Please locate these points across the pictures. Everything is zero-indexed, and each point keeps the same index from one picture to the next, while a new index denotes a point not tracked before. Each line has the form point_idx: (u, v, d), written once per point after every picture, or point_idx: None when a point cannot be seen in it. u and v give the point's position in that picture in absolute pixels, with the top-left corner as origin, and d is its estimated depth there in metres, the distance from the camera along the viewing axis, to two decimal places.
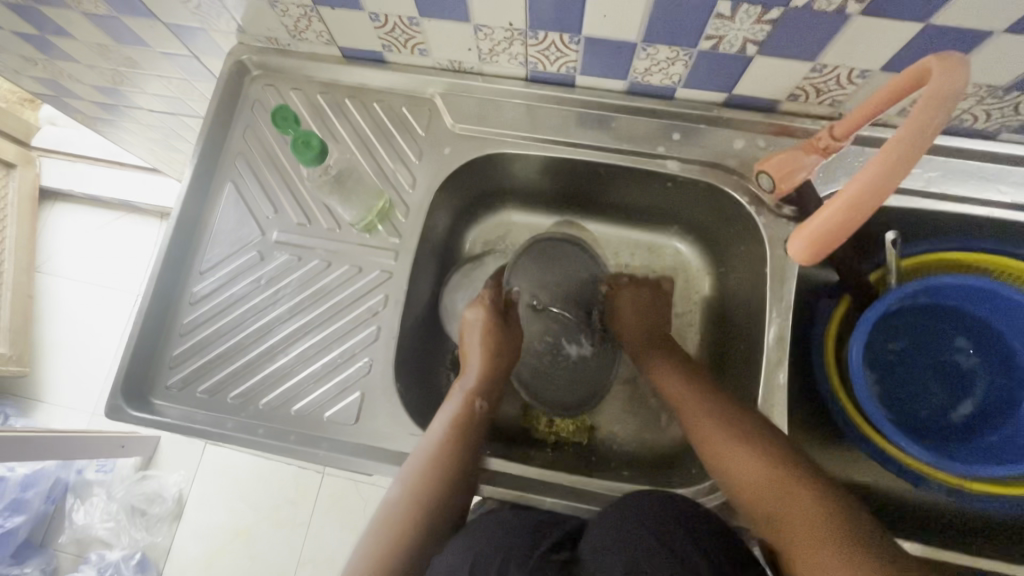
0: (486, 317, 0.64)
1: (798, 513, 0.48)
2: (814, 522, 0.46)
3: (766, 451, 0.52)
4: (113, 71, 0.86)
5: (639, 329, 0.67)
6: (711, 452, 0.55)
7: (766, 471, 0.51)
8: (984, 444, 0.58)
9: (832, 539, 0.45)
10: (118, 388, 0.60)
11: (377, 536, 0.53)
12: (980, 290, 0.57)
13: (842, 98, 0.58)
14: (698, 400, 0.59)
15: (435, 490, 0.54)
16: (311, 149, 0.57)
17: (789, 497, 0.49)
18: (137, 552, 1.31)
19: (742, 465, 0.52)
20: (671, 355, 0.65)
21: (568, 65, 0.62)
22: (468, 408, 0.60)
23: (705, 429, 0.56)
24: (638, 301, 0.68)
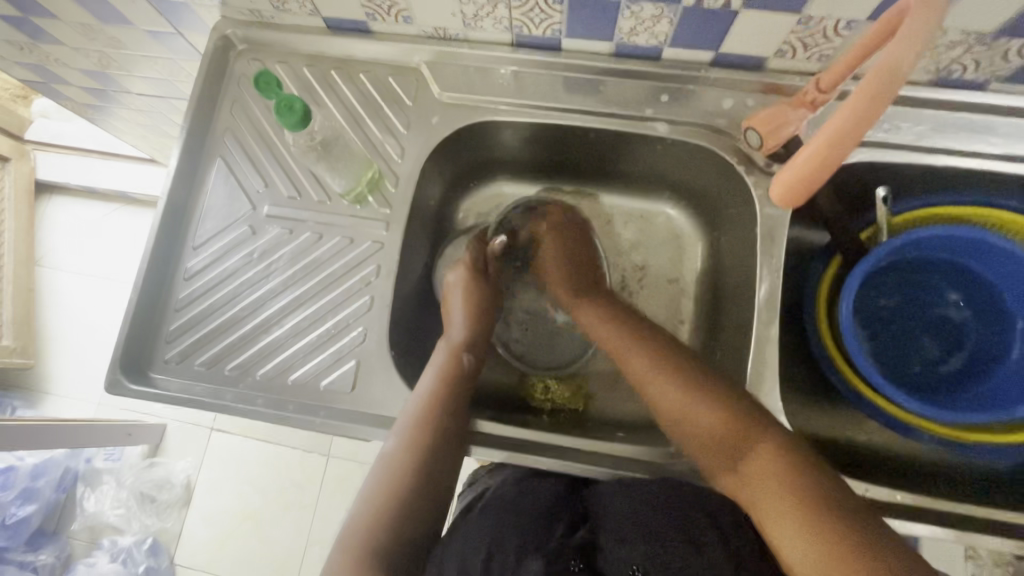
0: (468, 276, 0.68)
1: (755, 466, 0.48)
2: (769, 473, 0.47)
3: (725, 411, 0.52)
4: (100, 54, 0.85)
5: (566, 262, 0.71)
6: (668, 411, 0.55)
7: (720, 420, 0.51)
8: (973, 394, 0.59)
9: (789, 495, 0.45)
10: (116, 362, 0.61)
11: (374, 486, 0.55)
12: (972, 240, 0.57)
13: (829, 53, 0.58)
14: (654, 352, 0.59)
15: (430, 446, 0.56)
16: (294, 112, 0.57)
17: (746, 449, 0.49)
18: (148, 536, 1.34)
19: (696, 415, 0.53)
20: (607, 298, 0.68)
21: (553, 28, 0.61)
22: (456, 360, 0.62)
23: (660, 386, 0.56)
24: (561, 232, 0.72)
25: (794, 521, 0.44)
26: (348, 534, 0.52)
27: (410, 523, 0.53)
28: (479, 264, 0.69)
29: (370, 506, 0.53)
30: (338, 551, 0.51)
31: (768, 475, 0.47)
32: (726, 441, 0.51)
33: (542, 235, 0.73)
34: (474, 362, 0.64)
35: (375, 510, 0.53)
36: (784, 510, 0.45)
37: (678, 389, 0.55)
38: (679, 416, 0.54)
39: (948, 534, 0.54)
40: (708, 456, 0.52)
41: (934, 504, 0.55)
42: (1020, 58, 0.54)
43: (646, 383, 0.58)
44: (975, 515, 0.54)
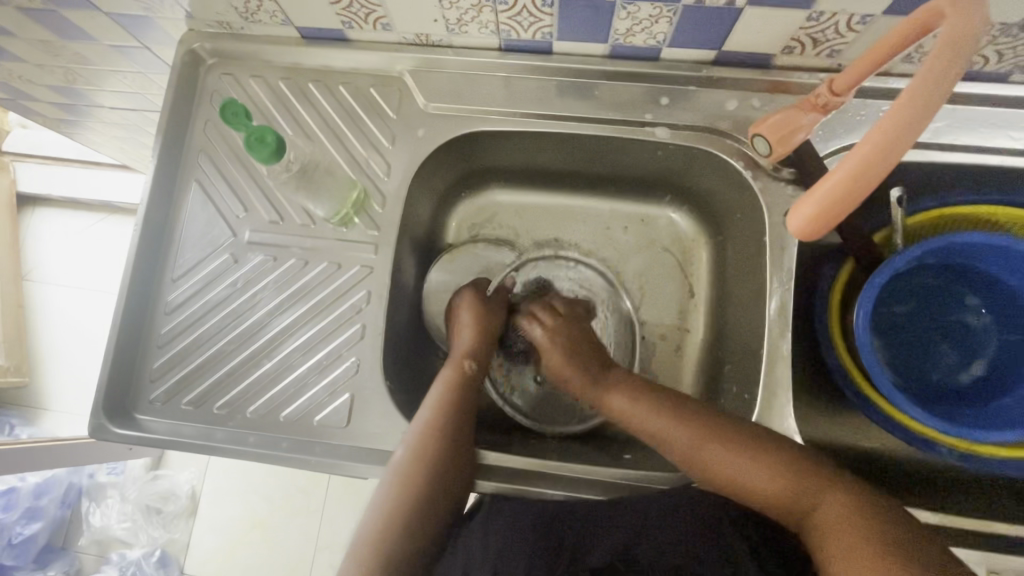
0: (471, 298, 0.66)
1: (823, 512, 0.45)
2: (841, 518, 0.44)
3: (763, 454, 0.49)
4: (65, 69, 0.80)
5: (570, 359, 0.62)
6: (711, 471, 0.51)
7: (778, 475, 0.48)
8: (998, 406, 0.56)
9: (859, 531, 0.43)
10: (100, 407, 0.58)
11: (385, 493, 0.53)
12: (998, 246, 0.53)
13: (841, 48, 0.54)
14: (684, 420, 0.53)
15: (447, 455, 0.54)
16: (267, 144, 0.54)
17: (809, 497, 0.47)
18: (156, 549, 1.31)
19: (744, 475, 0.49)
20: (624, 377, 0.60)
21: (543, 31, 0.57)
22: (461, 370, 0.62)
23: (703, 452, 0.51)
24: (560, 338, 0.64)
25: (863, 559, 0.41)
26: (360, 542, 0.51)
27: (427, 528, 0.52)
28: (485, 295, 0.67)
29: (382, 510, 0.52)
30: (350, 558, 0.50)
31: (832, 516, 0.45)
32: (778, 491, 0.48)
33: (541, 344, 0.65)
34: (479, 371, 0.63)
35: (389, 514, 0.51)
36: (858, 552, 0.42)
37: (721, 451, 0.51)
38: (726, 475, 0.50)
39: (970, 552, 0.53)
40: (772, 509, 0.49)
41: (954, 522, 0.53)
42: None
43: (689, 458, 0.52)
44: (996, 532, 0.53)
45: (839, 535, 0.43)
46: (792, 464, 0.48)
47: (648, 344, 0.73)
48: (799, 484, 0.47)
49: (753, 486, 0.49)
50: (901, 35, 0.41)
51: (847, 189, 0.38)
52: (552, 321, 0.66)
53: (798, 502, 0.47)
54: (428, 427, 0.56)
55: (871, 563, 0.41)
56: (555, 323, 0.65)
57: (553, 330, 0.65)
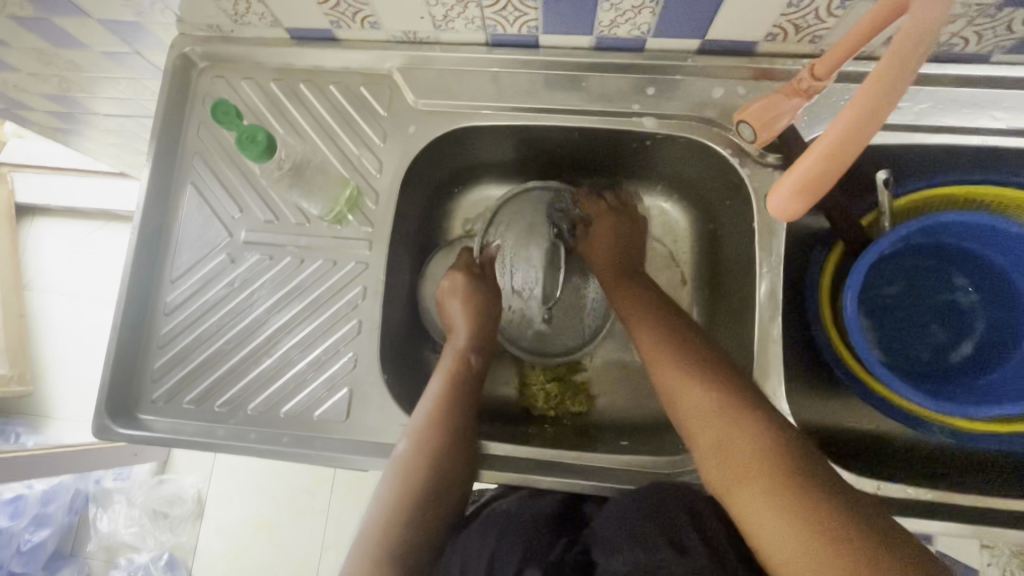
0: (463, 280, 0.66)
1: (739, 445, 0.45)
2: (754, 451, 0.44)
3: (712, 382, 0.51)
4: (59, 78, 0.81)
5: (614, 256, 0.68)
6: (664, 385, 0.54)
7: (718, 406, 0.49)
8: (988, 383, 0.57)
9: (769, 466, 0.43)
10: (103, 407, 0.59)
11: (387, 488, 0.54)
12: (980, 226, 0.54)
13: (823, 33, 0.54)
14: (656, 338, 0.58)
15: (450, 451, 0.56)
16: (258, 143, 0.54)
17: (733, 429, 0.47)
18: (164, 552, 1.33)
19: (691, 398, 0.51)
20: (644, 285, 0.65)
21: (528, 25, 0.58)
22: (463, 363, 0.64)
23: (669, 376, 0.54)
24: (612, 231, 0.68)
25: (769, 494, 0.41)
26: (365, 536, 0.53)
27: (432, 524, 0.54)
28: (473, 269, 0.68)
29: (387, 503, 0.54)
30: (355, 553, 0.52)
31: (745, 444, 0.45)
32: (705, 410, 0.49)
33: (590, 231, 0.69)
34: (480, 362, 0.65)
35: (393, 507, 0.53)
36: (759, 481, 0.43)
37: (682, 373, 0.53)
38: (672, 389, 0.53)
39: (963, 528, 0.53)
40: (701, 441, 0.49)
41: (949, 498, 0.54)
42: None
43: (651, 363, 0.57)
44: (990, 507, 0.53)
45: (745, 463, 0.44)
46: (731, 393, 0.49)
47: None
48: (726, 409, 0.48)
49: (689, 406, 0.51)
50: (875, 19, 0.42)
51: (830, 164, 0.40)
52: (598, 210, 0.69)
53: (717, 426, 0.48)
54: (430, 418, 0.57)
55: (765, 497, 0.41)
56: (608, 216, 0.69)
57: (609, 223, 0.69)
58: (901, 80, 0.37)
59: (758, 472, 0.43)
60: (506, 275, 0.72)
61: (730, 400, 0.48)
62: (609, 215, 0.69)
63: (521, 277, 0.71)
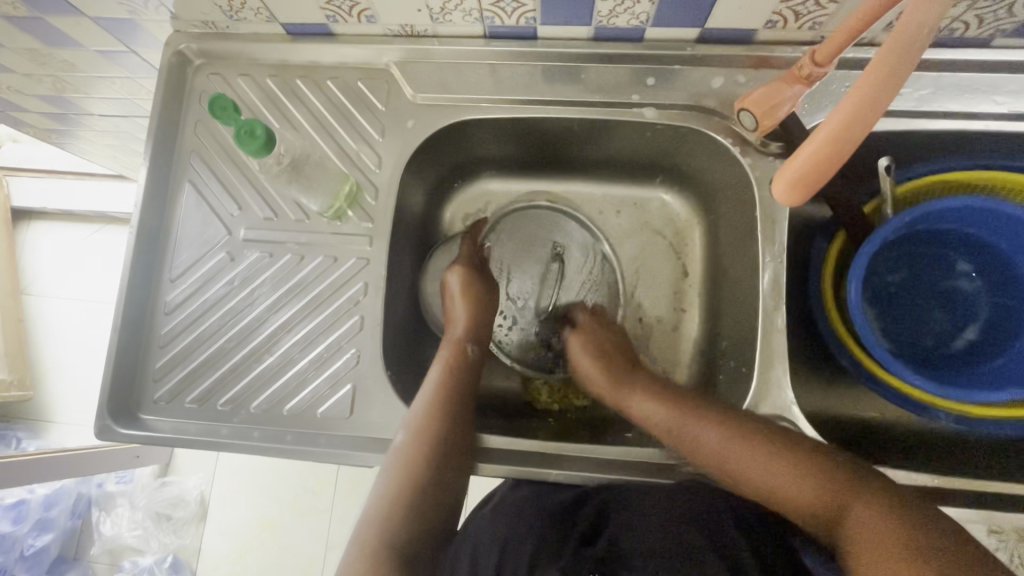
0: (463, 275, 0.67)
1: (853, 524, 0.43)
2: (869, 530, 0.42)
3: (779, 454, 0.50)
4: (53, 78, 0.80)
5: (598, 367, 0.65)
6: (730, 470, 0.52)
7: (812, 488, 0.47)
8: (992, 368, 0.57)
9: (896, 539, 0.40)
10: (104, 408, 0.59)
11: (387, 481, 0.53)
12: (983, 209, 0.53)
13: (823, 20, 0.54)
14: (689, 412, 0.57)
15: (450, 439, 0.56)
16: (257, 138, 0.54)
17: (842, 509, 0.45)
18: (168, 555, 1.32)
19: (776, 479, 0.49)
20: (645, 383, 0.63)
21: (527, 16, 0.57)
22: (461, 351, 0.63)
23: (734, 454, 0.52)
24: (587, 348, 0.67)
25: (902, 565, 0.39)
26: (364, 529, 0.51)
27: (431, 516, 0.53)
28: (473, 262, 0.69)
29: (386, 495, 0.53)
30: (352, 548, 0.50)
31: (860, 522, 0.43)
32: (801, 492, 0.48)
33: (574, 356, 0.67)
34: (479, 352, 0.65)
35: (392, 499, 0.52)
36: (885, 562, 0.40)
37: (757, 451, 0.51)
38: (740, 469, 0.52)
39: (969, 513, 0.53)
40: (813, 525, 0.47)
41: (955, 483, 0.54)
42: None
43: (687, 444, 0.55)
44: (997, 491, 0.53)
45: (866, 541, 0.42)
46: (808, 463, 0.48)
47: (645, 326, 0.75)
48: (823, 488, 0.47)
49: (773, 485, 0.49)
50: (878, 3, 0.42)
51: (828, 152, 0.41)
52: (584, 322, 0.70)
53: (825, 506, 0.46)
54: (432, 405, 0.57)
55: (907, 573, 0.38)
56: (583, 329, 0.68)
57: (580, 337, 0.68)
58: (901, 72, 0.36)
59: (882, 546, 0.41)
60: (501, 284, 0.74)
61: (824, 473, 0.47)
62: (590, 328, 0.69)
63: (517, 287, 0.74)
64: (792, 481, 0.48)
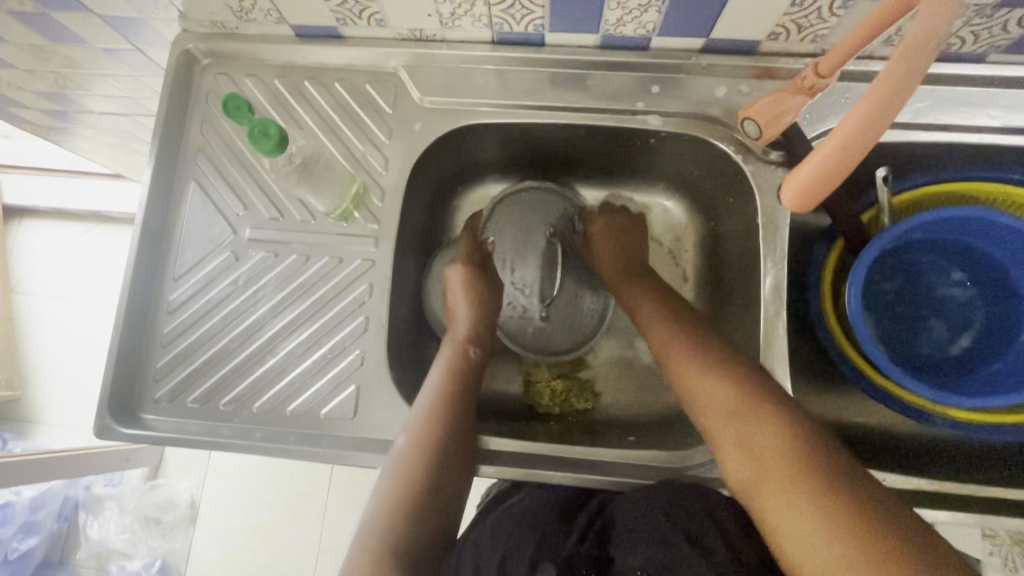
0: (467, 274, 0.66)
1: (755, 432, 0.46)
2: (768, 440, 0.45)
3: (723, 371, 0.51)
4: (55, 75, 0.80)
5: (616, 255, 0.69)
6: (683, 381, 0.54)
7: (729, 392, 0.49)
8: (986, 374, 0.58)
9: (786, 458, 0.43)
10: (105, 406, 0.58)
11: (389, 481, 0.53)
12: (978, 220, 0.55)
13: (825, 33, 0.55)
14: (675, 329, 0.58)
15: (452, 442, 0.55)
16: (270, 137, 0.54)
17: (755, 427, 0.46)
18: (157, 559, 1.31)
19: (711, 399, 0.50)
20: (641, 283, 0.66)
21: (535, 23, 0.58)
22: (464, 354, 0.63)
23: (686, 366, 0.54)
24: (613, 229, 0.71)
25: (787, 486, 0.42)
26: (368, 530, 0.50)
27: (435, 518, 0.52)
28: (475, 259, 0.68)
29: (390, 498, 0.52)
30: (357, 549, 0.49)
31: (761, 433, 0.46)
32: (720, 400, 0.50)
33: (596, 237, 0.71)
34: (482, 355, 0.65)
35: (396, 500, 0.52)
36: (779, 477, 0.43)
37: (704, 376, 0.52)
38: (687, 381, 0.53)
39: (964, 517, 0.55)
40: (721, 439, 0.49)
41: (950, 488, 0.55)
42: (1020, 29, 0.52)
43: (665, 355, 0.57)
44: (987, 496, 0.55)
45: (758, 453, 0.45)
46: (743, 378, 0.50)
47: None
48: (743, 395, 0.48)
49: (701, 397, 0.51)
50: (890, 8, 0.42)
51: (824, 175, 0.43)
52: (606, 218, 0.71)
53: (733, 413, 0.48)
54: (434, 403, 0.57)
55: (790, 491, 0.42)
56: (609, 228, 0.70)
57: (608, 233, 0.70)
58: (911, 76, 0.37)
59: (776, 459, 0.44)
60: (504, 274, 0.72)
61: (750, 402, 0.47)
62: (617, 233, 0.70)
63: (522, 276, 0.72)
64: (719, 390, 0.50)
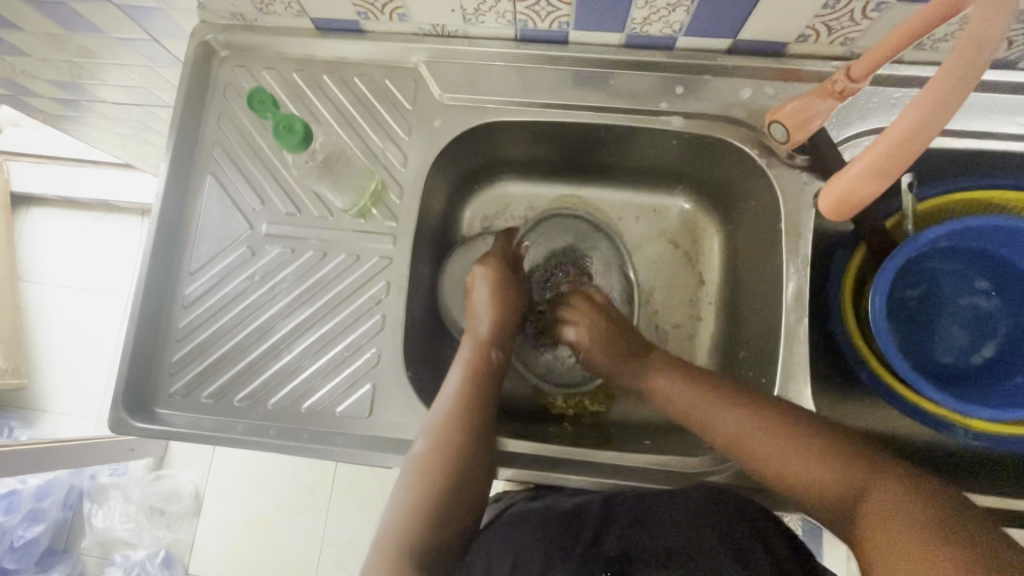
0: (490, 277, 0.65)
1: (879, 506, 0.44)
2: (898, 516, 0.42)
3: (815, 443, 0.48)
4: (69, 63, 0.79)
5: (608, 347, 0.64)
6: (777, 465, 0.50)
7: (833, 468, 0.47)
8: (1009, 386, 0.57)
9: (918, 531, 0.40)
10: (120, 400, 0.58)
11: (408, 485, 0.52)
12: (1006, 229, 0.54)
13: (855, 35, 0.54)
14: (733, 403, 0.53)
15: (468, 444, 0.54)
16: (295, 132, 0.53)
17: (862, 489, 0.45)
18: (161, 549, 1.31)
19: (801, 467, 0.48)
20: (667, 362, 0.61)
21: (560, 20, 0.57)
22: (485, 356, 0.62)
23: (769, 445, 0.50)
24: (594, 326, 0.65)
25: (931, 565, 0.38)
26: (386, 534, 0.50)
27: (454, 523, 0.52)
28: (505, 263, 0.67)
29: (405, 500, 0.52)
30: (376, 549, 0.49)
31: (885, 508, 0.43)
32: (827, 479, 0.47)
33: (568, 317, 0.67)
34: (502, 358, 0.63)
35: (415, 504, 0.51)
36: (897, 537, 0.41)
37: (786, 441, 0.49)
38: (774, 462, 0.50)
39: None
40: (831, 508, 0.47)
41: None
42: None
43: (727, 436, 0.53)
44: None
45: (891, 531, 0.42)
46: (839, 447, 0.48)
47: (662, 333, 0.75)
48: (850, 469, 0.46)
49: (803, 478, 0.48)
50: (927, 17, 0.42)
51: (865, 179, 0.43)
52: (586, 311, 0.66)
53: (850, 489, 0.46)
54: (454, 405, 0.56)
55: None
56: (587, 312, 0.66)
57: (587, 318, 0.65)
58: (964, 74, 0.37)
59: (913, 532, 0.40)
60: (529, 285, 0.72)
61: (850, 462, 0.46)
62: (596, 327, 0.65)
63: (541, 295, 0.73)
64: (821, 467, 0.47)
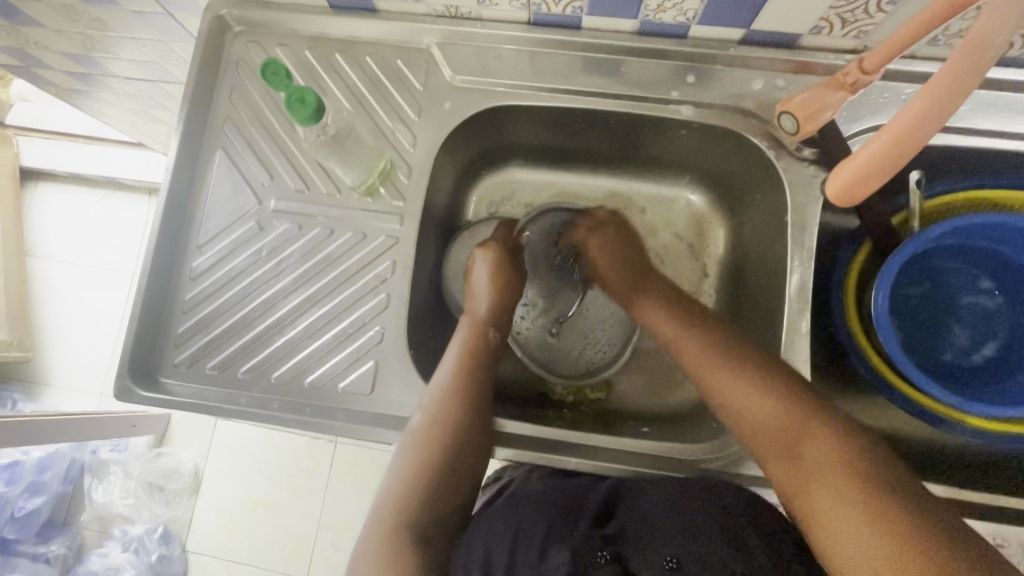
0: (491, 264, 0.64)
1: (810, 447, 0.45)
2: (825, 455, 0.44)
3: (765, 383, 0.50)
4: (83, 36, 0.80)
5: (617, 263, 0.65)
6: (724, 397, 0.52)
7: (775, 406, 0.49)
8: (1008, 385, 0.58)
9: (847, 476, 0.42)
10: (126, 368, 0.59)
11: (404, 459, 0.54)
12: (1012, 228, 0.54)
13: (869, 29, 0.54)
14: (705, 344, 0.56)
15: (466, 425, 0.55)
16: (307, 105, 0.54)
17: (801, 435, 0.46)
18: (159, 525, 1.32)
19: (747, 406, 0.50)
20: (655, 293, 0.63)
21: (573, 5, 0.58)
22: (483, 338, 0.62)
23: (721, 376, 0.53)
24: (606, 246, 0.66)
25: (851, 504, 0.41)
26: (381, 508, 0.52)
27: (448, 500, 0.53)
28: (505, 250, 0.66)
29: (404, 476, 0.53)
30: (372, 522, 0.51)
31: (816, 448, 0.45)
32: (769, 417, 0.49)
33: (581, 239, 0.68)
34: (500, 339, 0.64)
35: (411, 478, 0.52)
36: (831, 488, 0.42)
37: (738, 382, 0.51)
38: (727, 394, 0.52)
39: None
40: (765, 444, 0.49)
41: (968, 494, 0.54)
42: None
43: (696, 370, 0.55)
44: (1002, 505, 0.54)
45: (817, 468, 0.44)
46: (785, 391, 0.49)
47: None
48: (791, 411, 0.48)
49: (748, 411, 0.50)
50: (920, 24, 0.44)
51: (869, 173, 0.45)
52: (594, 218, 0.68)
53: (786, 428, 0.48)
54: (451, 384, 0.57)
55: (856, 513, 0.40)
56: (596, 230, 0.67)
57: (597, 236, 0.66)
58: (966, 81, 0.39)
59: (835, 472, 0.43)
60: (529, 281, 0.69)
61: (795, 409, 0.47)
62: (602, 226, 0.67)
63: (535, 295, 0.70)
64: (766, 404, 0.49)
